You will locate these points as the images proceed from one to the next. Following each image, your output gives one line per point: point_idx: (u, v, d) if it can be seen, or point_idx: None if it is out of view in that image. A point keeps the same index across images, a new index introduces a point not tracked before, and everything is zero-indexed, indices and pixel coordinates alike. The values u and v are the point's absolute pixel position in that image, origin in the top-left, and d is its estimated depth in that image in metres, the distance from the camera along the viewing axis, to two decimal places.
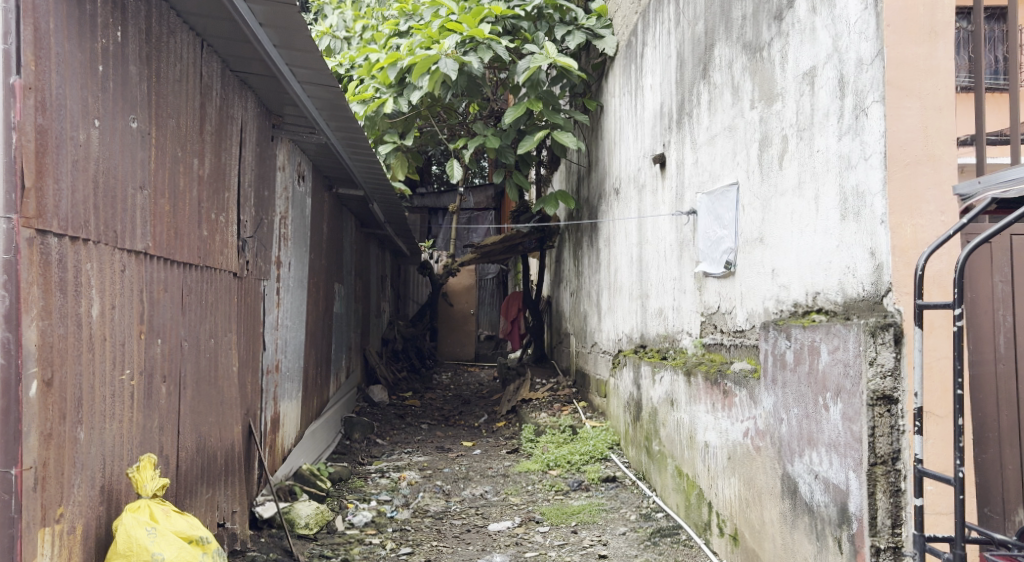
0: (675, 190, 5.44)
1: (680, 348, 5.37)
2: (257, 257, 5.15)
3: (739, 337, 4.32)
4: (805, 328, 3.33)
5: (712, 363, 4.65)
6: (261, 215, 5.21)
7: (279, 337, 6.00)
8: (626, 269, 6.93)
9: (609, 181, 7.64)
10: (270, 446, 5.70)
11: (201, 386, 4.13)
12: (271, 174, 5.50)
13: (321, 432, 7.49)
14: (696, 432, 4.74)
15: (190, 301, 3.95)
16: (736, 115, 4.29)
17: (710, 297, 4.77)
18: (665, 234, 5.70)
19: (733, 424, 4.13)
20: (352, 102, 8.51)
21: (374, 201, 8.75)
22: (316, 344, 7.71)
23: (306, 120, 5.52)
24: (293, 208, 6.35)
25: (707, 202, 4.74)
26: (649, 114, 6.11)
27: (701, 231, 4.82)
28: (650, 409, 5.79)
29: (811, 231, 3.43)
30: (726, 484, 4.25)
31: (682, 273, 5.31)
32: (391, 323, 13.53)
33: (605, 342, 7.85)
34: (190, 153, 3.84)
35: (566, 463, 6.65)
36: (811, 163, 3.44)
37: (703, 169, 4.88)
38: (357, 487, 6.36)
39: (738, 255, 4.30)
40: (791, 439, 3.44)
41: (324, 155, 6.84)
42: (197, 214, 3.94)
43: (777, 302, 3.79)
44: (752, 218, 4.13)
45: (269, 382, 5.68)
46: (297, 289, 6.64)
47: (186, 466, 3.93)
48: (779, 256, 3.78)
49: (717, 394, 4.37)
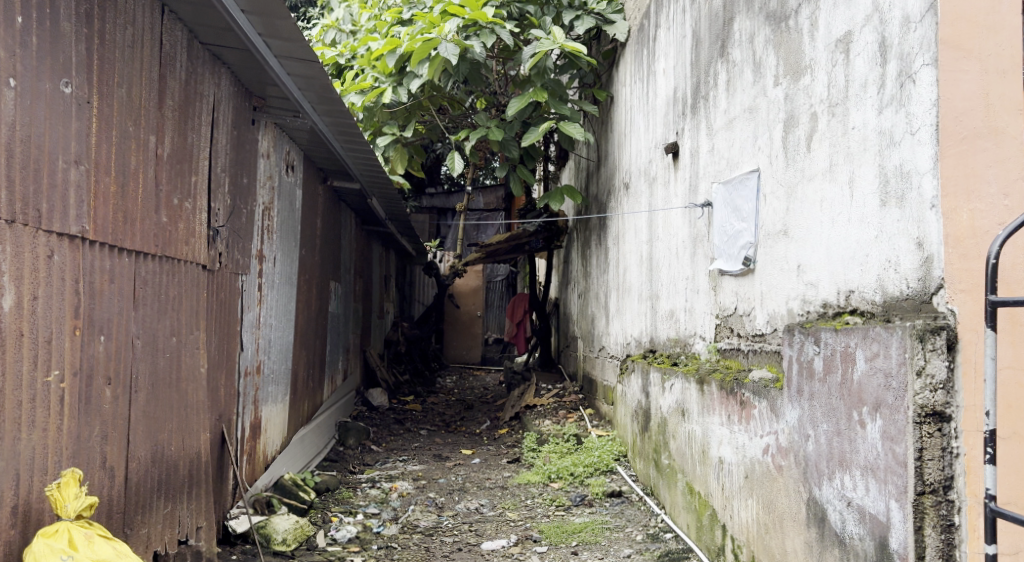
0: (689, 181, 5.00)
1: (693, 354, 4.92)
2: (232, 250, 4.75)
3: (758, 342, 3.88)
4: (836, 332, 2.89)
5: (727, 371, 4.21)
6: (237, 203, 4.80)
7: (262, 336, 5.59)
8: (635, 268, 6.50)
9: (619, 175, 7.21)
10: (249, 453, 5.30)
11: (159, 389, 3.74)
12: (252, 161, 5.11)
13: (312, 438, 7.09)
14: (709, 446, 4.29)
15: (145, 294, 3.56)
16: (758, 94, 3.84)
17: (726, 298, 4.33)
18: (677, 229, 5.27)
19: (752, 439, 3.68)
20: (349, 93, 8.12)
21: (372, 196, 8.35)
22: (308, 345, 7.31)
23: (290, 103, 5.13)
24: (279, 200, 5.96)
25: (724, 192, 4.31)
26: (661, 101, 5.68)
27: (716, 225, 4.39)
28: (659, 420, 5.35)
29: (846, 221, 2.99)
30: (742, 506, 3.81)
31: (696, 271, 4.87)
32: (395, 324, 13.13)
33: (613, 346, 7.40)
34: (145, 129, 3.46)
35: (569, 475, 6.21)
36: (845, 143, 3.00)
37: (719, 156, 4.43)
38: (345, 498, 5.96)
39: (758, 251, 3.87)
40: (821, 459, 2.99)
41: (315, 144, 6.44)
42: (154, 197, 3.56)
43: (803, 303, 3.34)
44: (775, 208, 3.68)
45: (248, 384, 5.29)
46: (285, 285, 6.24)
47: (137, 479, 3.53)
48: (805, 252, 3.34)
49: (733, 405, 3.93)
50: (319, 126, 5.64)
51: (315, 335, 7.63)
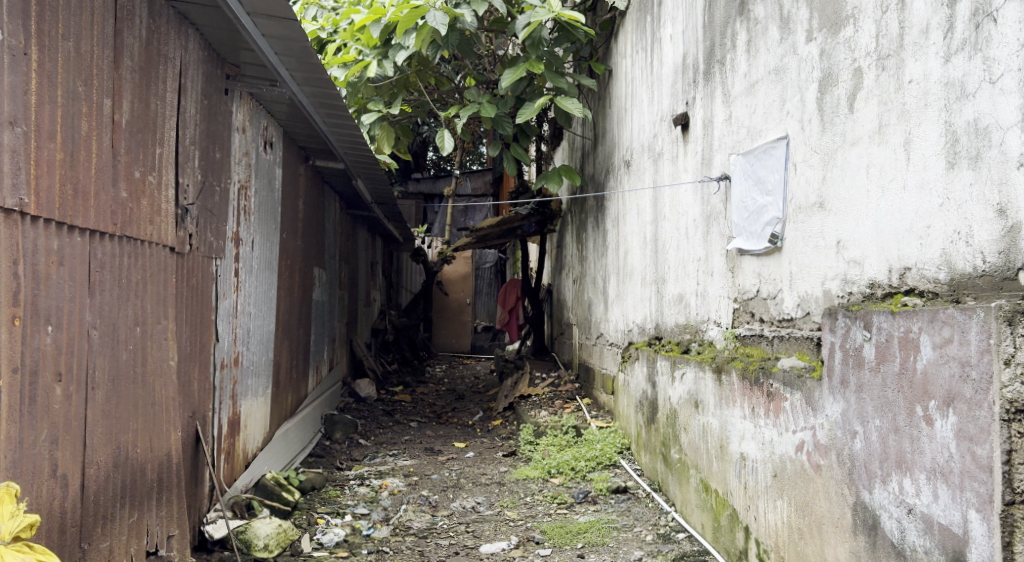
0: (701, 154, 4.63)
1: (706, 340, 4.56)
2: (204, 231, 4.35)
3: (786, 328, 3.52)
4: (892, 315, 2.53)
5: (749, 359, 3.85)
6: (209, 180, 4.39)
7: (240, 326, 5.18)
8: (638, 250, 6.13)
9: (619, 153, 6.83)
10: (227, 452, 4.91)
11: (122, 385, 3.34)
12: (225, 134, 4.70)
13: (296, 433, 6.71)
14: (728, 441, 3.94)
15: (103, 279, 3.15)
16: (786, 52, 3.47)
17: (746, 280, 3.97)
18: (687, 207, 4.90)
19: (782, 435, 3.33)
20: (331, 68, 7.69)
21: (357, 177, 7.93)
22: (291, 335, 6.90)
23: (267, 70, 4.72)
24: (257, 178, 5.55)
25: (745, 164, 3.95)
26: (668, 69, 5.31)
27: (735, 200, 4.04)
28: (667, 411, 4.99)
29: (900, 188, 2.63)
30: (770, 507, 3.46)
31: (709, 252, 4.50)
32: (382, 313, 12.73)
33: (612, 333, 7.04)
34: (98, 91, 3.05)
35: (569, 470, 5.85)
36: (898, 100, 2.63)
37: (739, 124, 4.07)
38: (332, 497, 5.58)
39: (787, 227, 3.52)
40: (872, 459, 2.64)
41: (295, 118, 6.03)
42: (111, 167, 3.15)
43: (845, 283, 2.99)
44: (808, 179, 3.32)
45: (225, 377, 4.89)
46: (265, 270, 5.83)
47: (97, 487, 3.12)
48: (848, 226, 2.98)
49: (759, 397, 3.58)
50: (299, 98, 5.23)
51: (299, 324, 7.22)
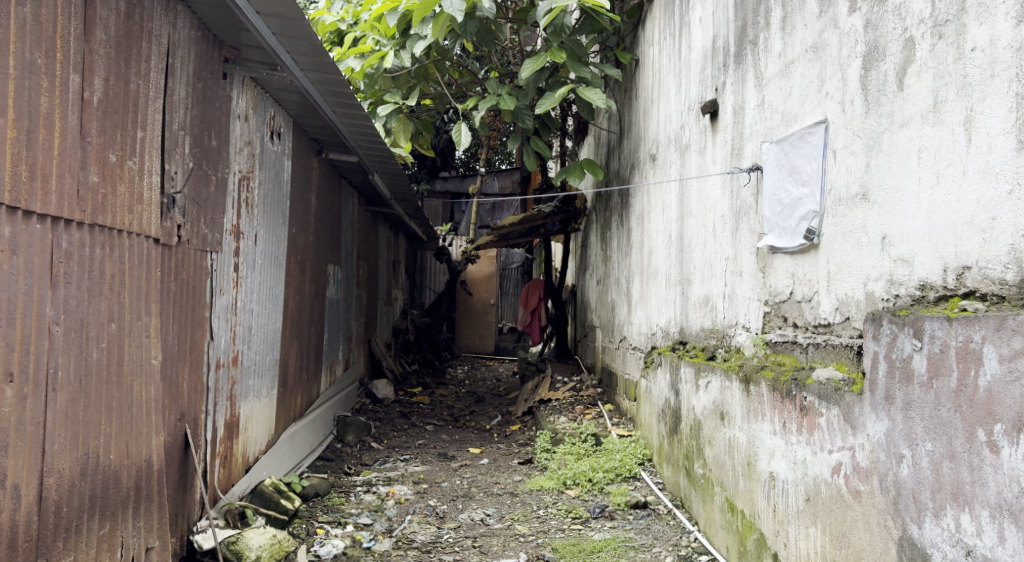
0: (731, 144, 4.28)
1: (733, 346, 4.21)
2: (197, 221, 4.11)
3: (823, 334, 3.18)
4: (949, 321, 2.18)
5: (780, 368, 3.50)
6: (203, 168, 4.15)
7: (240, 323, 4.93)
8: (662, 249, 5.78)
9: (644, 146, 6.48)
10: (223, 457, 4.64)
11: (92, 386, 3.09)
12: (223, 121, 4.45)
13: (304, 436, 6.45)
14: (757, 458, 3.58)
15: (68, 272, 2.91)
16: (826, 26, 3.13)
17: (778, 280, 3.61)
18: (715, 201, 4.55)
19: (816, 455, 2.98)
20: (348, 58, 7.44)
21: (374, 171, 7.66)
22: (301, 334, 6.65)
23: (268, 53, 4.47)
24: (262, 169, 5.29)
25: (778, 152, 3.61)
26: (697, 55, 4.97)
27: (768, 192, 3.70)
28: (691, 422, 4.64)
29: (958, 174, 2.30)
30: (801, 535, 3.10)
31: (738, 250, 4.15)
32: (404, 312, 12.48)
33: (636, 337, 6.70)
34: (63, 64, 2.86)
35: (586, 481, 5.50)
36: (958, 73, 2.30)
37: (773, 109, 3.71)
38: (335, 505, 5.30)
39: (824, 222, 3.17)
40: (921, 489, 2.28)
41: (305, 108, 5.78)
42: (79, 149, 2.94)
43: (890, 285, 2.64)
44: (849, 168, 2.96)
45: (222, 377, 4.63)
46: (270, 265, 5.58)
47: (59, 499, 2.87)
48: (895, 218, 2.63)
49: (790, 411, 3.23)
50: (303, 83, 4.96)
51: (310, 322, 6.96)
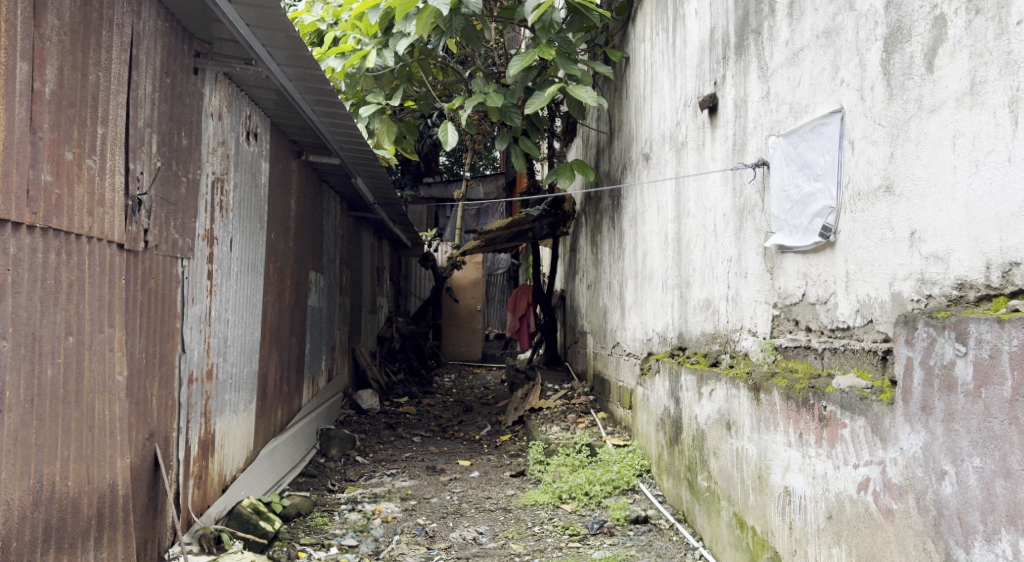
0: (733, 139, 4.06)
1: (738, 352, 3.98)
2: (165, 226, 3.84)
3: (842, 339, 2.96)
4: (999, 323, 1.97)
5: (793, 376, 3.28)
6: (171, 169, 3.89)
7: (214, 334, 4.65)
8: (658, 251, 5.55)
9: (636, 145, 6.26)
10: (197, 477, 4.37)
11: (46, 405, 2.87)
12: (194, 119, 4.18)
13: (285, 451, 6.17)
14: (769, 472, 3.35)
15: (17, 280, 2.72)
16: (840, 9, 2.91)
17: (789, 281, 3.39)
18: (715, 200, 4.33)
19: (839, 470, 2.76)
20: (328, 57, 7.16)
21: (356, 174, 7.39)
22: (282, 345, 6.37)
23: (241, 47, 4.21)
24: (237, 171, 5.02)
25: (787, 146, 3.39)
26: (692, 48, 4.76)
27: (776, 188, 3.48)
28: (693, 432, 4.41)
29: (1003, 161, 2.09)
30: (823, 556, 2.87)
31: (742, 251, 3.92)
32: (389, 320, 12.19)
33: (630, 343, 6.46)
34: (10, 51, 2.64)
35: (583, 495, 5.26)
36: (1000, 50, 2.09)
37: (780, 101, 3.49)
38: (318, 525, 5.02)
39: (841, 218, 2.95)
40: (969, 510, 2.07)
41: (283, 108, 5.51)
42: (29, 144, 2.74)
43: (921, 284, 2.42)
44: (869, 159, 2.74)
45: (196, 392, 4.36)
46: (247, 272, 5.30)
47: (6, 531, 2.66)
48: (925, 212, 2.41)
49: (808, 420, 3.00)
50: (280, 80, 4.68)
51: (291, 332, 6.68)
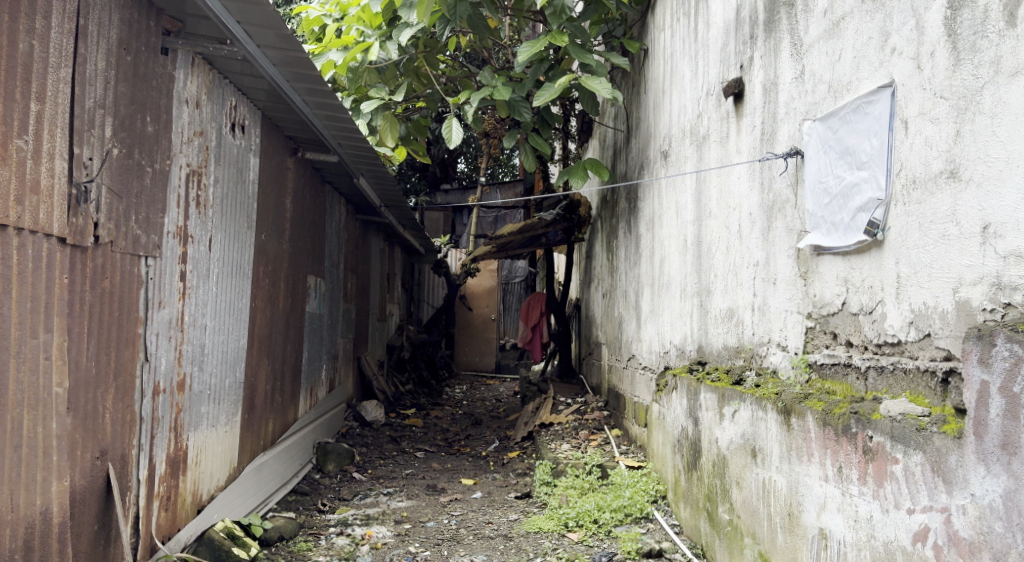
0: (761, 128, 3.61)
1: (764, 368, 3.51)
2: (124, 219, 3.45)
3: (890, 357, 2.50)
4: None
5: (830, 398, 2.81)
6: (132, 159, 3.50)
7: (187, 341, 4.23)
8: (676, 255, 5.09)
9: (655, 142, 5.81)
10: (164, 498, 3.97)
11: None
12: (162, 104, 3.79)
13: (274, 467, 5.75)
14: (800, 509, 2.89)
15: None
16: None
17: (826, 288, 2.92)
18: (740, 196, 3.88)
19: (888, 515, 2.29)
20: (329, 50, 6.66)
21: (359, 173, 6.98)
22: (274, 353, 5.96)
23: (213, 24, 3.82)
24: (219, 165, 4.61)
25: (824, 132, 2.94)
26: (716, 31, 4.32)
27: (812, 180, 3.03)
28: (714, 457, 3.93)
29: None
30: None
31: (770, 254, 3.46)
32: (399, 328, 11.78)
33: (646, 356, 6.00)
34: None
35: (591, 523, 4.79)
36: None
37: (816, 80, 3.03)
38: (301, 551, 4.60)
39: (890, 212, 2.49)
40: None
41: (272, 98, 5.11)
42: None
43: (996, 290, 1.98)
44: (927, 140, 2.29)
45: (163, 405, 3.94)
46: (230, 274, 4.88)
47: None
48: (1001, 199, 1.98)
49: (848, 452, 2.53)
50: (261, 63, 4.26)
51: (285, 340, 6.26)
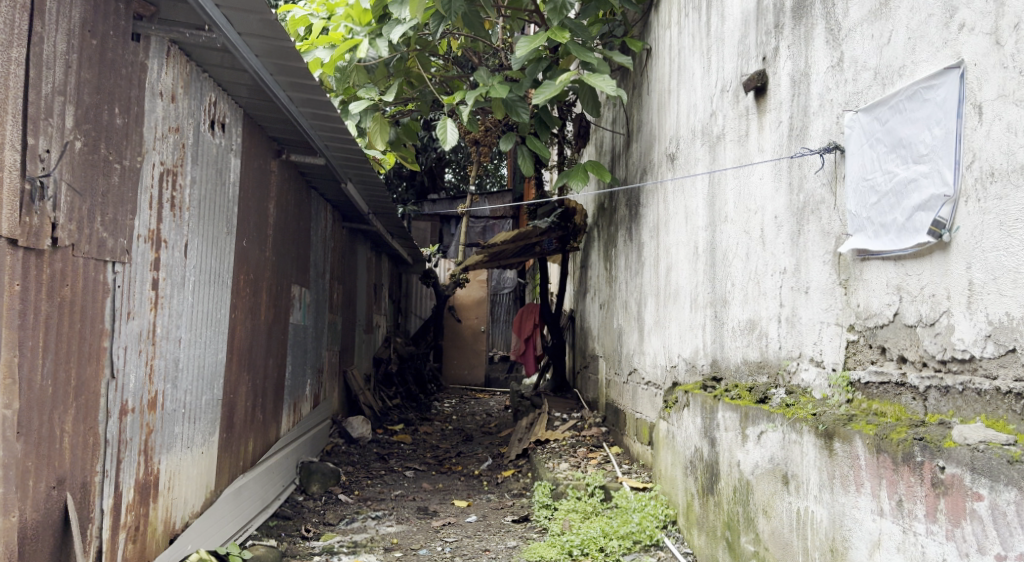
0: (788, 124, 3.32)
1: (794, 385, 3.20)
2: (85, 222, 3.10)
3: (958, 375, 2.20)
4: None
5: (880, 420, 2.50)
6: (95, 154, 3.15)
7: (159, 356, 3.86)
8: (686, 262, 4.79)
9: (660, 144, 5.51)
10: (132, 529, 3.59)
11: None
12: (133, 95, 3.44)
13: (254, 490, 5.36)
14: (847, 547, 2.57)
15: None
16: None
17: (873, 297, 2.62)
18: (763, 198, 3.57)
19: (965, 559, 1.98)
20: (316, 48, 6.32)
21: (347, 178, 6.63)
22: (255, 367, 5.58)
23: (191, 8, 3.49)
24: (197, 165, 4.25)
25: (868, 123, 2.64)
26: (733, 22, 4.03)
27: (855, 177, 2.72)
28: (735, 482, 3.62)
29: None
30: None
31: (801, 259, 3.15)
32: (386, 341, 11.40)
33: (650, 370, 5.67)
34: None
35: (597, 551, 4.44)
36: None
37: (859, 67, 2.73)
38: None
39: (961, 210, 2.19)
40: None
41: (255, 94, 4.76)
42: None
43: None
44: (1012, 126, 1.99)
45: (132, 426, 3.57)
46: (208, 283, 4.51)
47: None
48: None
49: (911, 485, 2.22)
50: (243, 54, 3.92)
51: (267, 354, 5.89)
